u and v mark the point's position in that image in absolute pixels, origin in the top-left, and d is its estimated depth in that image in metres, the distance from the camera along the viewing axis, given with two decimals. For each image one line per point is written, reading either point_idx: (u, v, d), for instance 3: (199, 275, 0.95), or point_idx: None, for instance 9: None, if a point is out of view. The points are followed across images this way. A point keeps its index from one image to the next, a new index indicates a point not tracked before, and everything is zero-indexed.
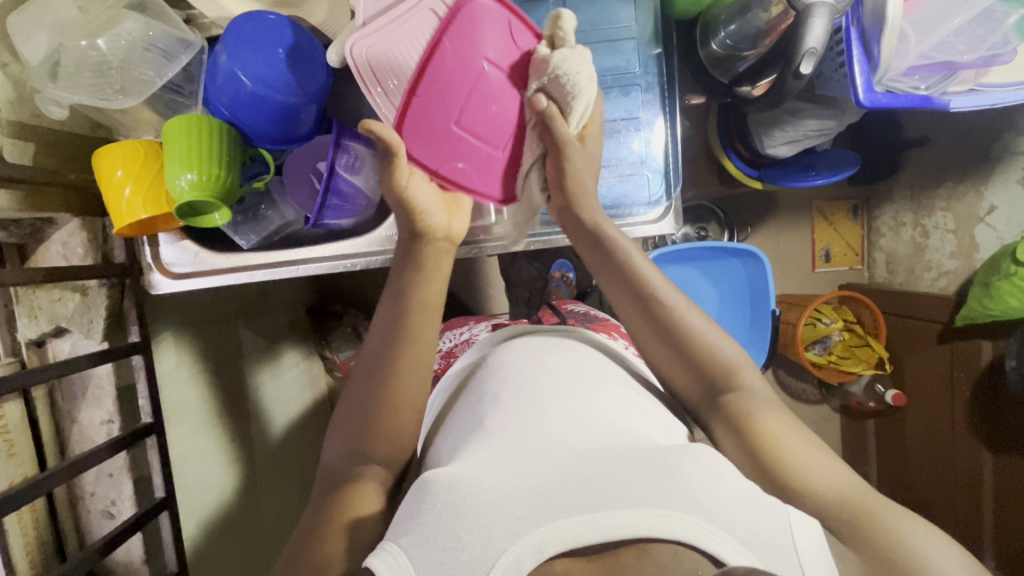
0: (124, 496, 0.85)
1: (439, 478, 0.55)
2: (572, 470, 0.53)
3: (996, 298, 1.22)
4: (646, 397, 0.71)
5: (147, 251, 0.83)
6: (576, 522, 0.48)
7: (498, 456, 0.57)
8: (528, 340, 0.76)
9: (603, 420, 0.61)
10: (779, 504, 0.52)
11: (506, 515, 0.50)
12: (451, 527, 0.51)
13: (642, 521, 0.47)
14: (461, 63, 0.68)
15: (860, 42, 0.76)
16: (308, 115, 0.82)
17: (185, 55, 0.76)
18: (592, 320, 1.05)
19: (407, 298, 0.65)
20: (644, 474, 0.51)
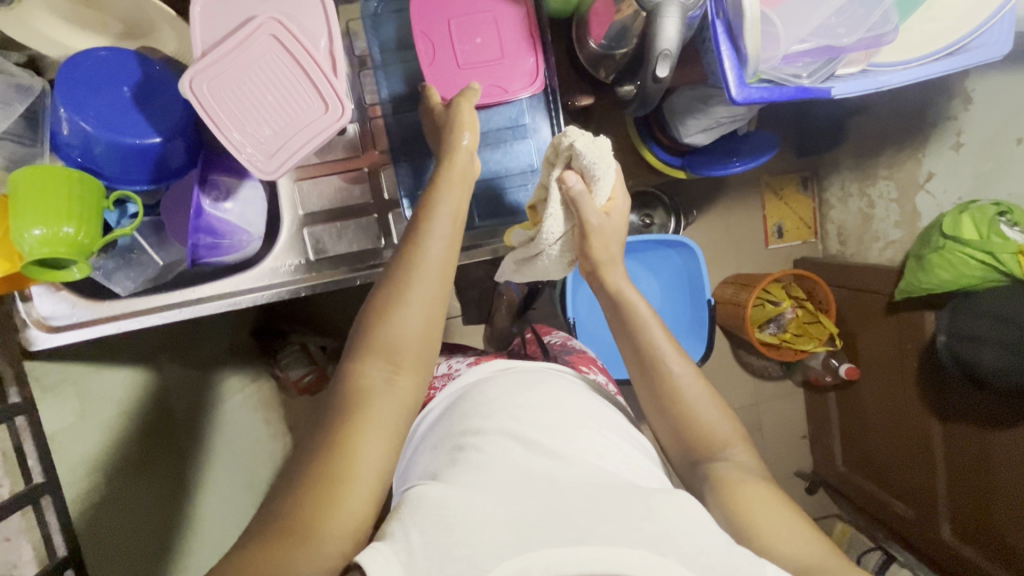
0: (25, 558, 0.82)
1: (429, 495, 0.54)
2: (560, 503, 0.53)
3: (928, 271, 1.18)
4: (630, 431, 0.71)
5: (19, 305, 0.80)
6: (560, 553, 0.48)
7: (490, 477, 0.57)
8: (517, 369, 0.75)
9: (592, 455, 0.61)
10: (755, 561, 0.53)
11: (494, 538, 0.49)
12: (438, 542, 0.49)
13: (623, 557, 0.48)
14: (481, 7, 0.82)
15: (727, 35, 0.68)
16: (174, 151, 0.77)
17: (20, 103, 0.72)
18: (570, 351, 1.03)
19: (411, 255, 0.63)
20: (628, 513, 0.52)
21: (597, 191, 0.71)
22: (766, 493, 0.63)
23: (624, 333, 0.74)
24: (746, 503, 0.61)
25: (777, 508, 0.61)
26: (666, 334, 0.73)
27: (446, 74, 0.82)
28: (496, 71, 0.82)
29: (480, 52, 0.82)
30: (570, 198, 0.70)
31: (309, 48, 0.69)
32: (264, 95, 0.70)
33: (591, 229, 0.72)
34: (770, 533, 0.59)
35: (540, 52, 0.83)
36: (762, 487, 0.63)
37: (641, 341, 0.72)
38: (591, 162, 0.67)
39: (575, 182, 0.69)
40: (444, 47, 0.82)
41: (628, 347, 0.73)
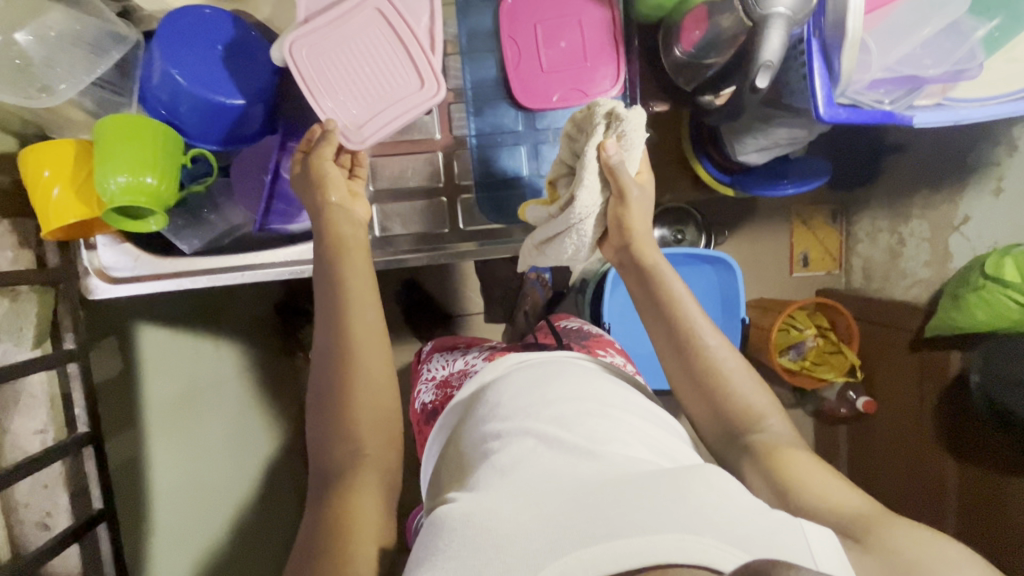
0: (60, 507, 0.81)
1: (454, 513, 0.53)
2: (587, 498, 0.51)
3: (964, 310, 1.20)
4: (653, 416, 0.70)
5: (83, 254, 0.80)
6: (596, 550, 0.46)
7: (514, 484, 0.55)
8: (524, 364, 0.73)
9: (614, 447, 0.59)
10: (795, 523, 0.53)
11: (524, 547, 0.48)
12: (468, 562, 0.48)
13: (659, 544, 0.46)
14: (566, 9, 0.82)
15: (821, 54, 0.70)
16: (254, 114, 0.79)
17: (116, 50, 0.72)
18: (585, 336, 1.02)
19: (343, 287, 0.65)
20: (657, 500, 0.50)
21: (629, 165, 0.71)
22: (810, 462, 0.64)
23: (655, 310, 0.75)
24: (792, 470, 0.64)
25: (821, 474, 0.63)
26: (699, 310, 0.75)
27: (528, 77, 0.83)
28: (578, 77, 0.83)
29: (564, 58, 0.83)
30: (608, 168, 0.69)
31: (407, 24, 0.70)
32: (362, 65, 0.71)
33: (626, 202, 0.73)
34: (813, 495, 0.61)
35: (621, 46, 0.83)
36: (807, 458, 0.65)
37: (675, 319, 0.73)
38: (628, 130, 0.67)
39: (612, 152, 0.68)
40: (528, 50, 0.83)
41: (661, 326, 0.74)
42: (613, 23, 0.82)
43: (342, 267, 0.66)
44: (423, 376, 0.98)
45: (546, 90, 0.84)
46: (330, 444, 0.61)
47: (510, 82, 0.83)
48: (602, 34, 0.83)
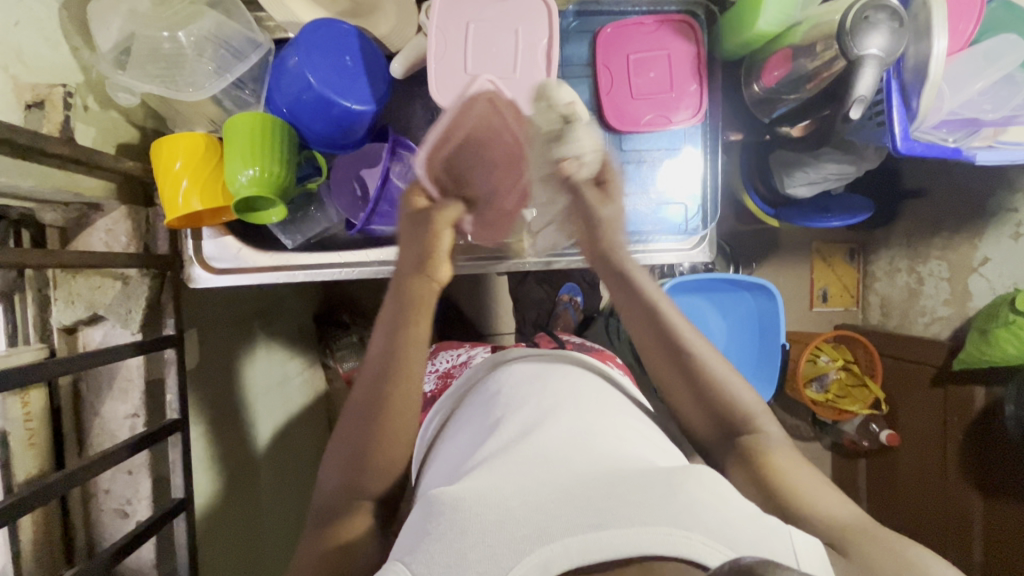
0: (141, 495, 0.83)
1: (443, 497, 0.52)
2: (577, 491, 0.50)
3: (993, 344, 1.27)
4: (645, 423, 0.71)
5: (189, 244, 0.82)
6: (581, 539, 0.45)
7: (504, 472, 0.54)
8: (532, 368, 0.75)
9: (605, 445, 0.59)
10: (781, 526, 0.52)
11: (511, 533, 0.47)
12: (453, 546, 0.47)
13: (646, 537, 0.45)
14: (656, 42, 0.90)
15: (900, 94, 0.78)
16: (368, 122, 0.83)
17: (255, 54, 0.77)
18: (590, 350, 1.06)
19: (401, 331, 0.69)
20: (648, 495, 0.49)
21: None
22: (817, 482, 0.66)
23: (645, 315, 0.75)
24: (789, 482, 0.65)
25: (806, 478, 0.65)
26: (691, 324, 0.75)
27: (620, 102, 0.90)
28: (667, 103, 0.90)
29: (653, 87, 0.90)
30: None
31: (527, 51, 0.77)
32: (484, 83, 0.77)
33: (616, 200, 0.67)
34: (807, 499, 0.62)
35: (704, 83, 0.90)
36: (807, 473, 0.67)
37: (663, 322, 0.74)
38: None
39: (558, 128, 0.71)
40: (620, 80, 0.90)
41: (645, 329, 0.75)
42: (700, 57, 0.90)
43: (400, 311, 0.70)
44: (428, 368, 1.01)
45: (635, 113, 0.90)
46: (372, 449, 0.66)
47: (602, 107, 0.90)
48: (690, 65, 0.90)
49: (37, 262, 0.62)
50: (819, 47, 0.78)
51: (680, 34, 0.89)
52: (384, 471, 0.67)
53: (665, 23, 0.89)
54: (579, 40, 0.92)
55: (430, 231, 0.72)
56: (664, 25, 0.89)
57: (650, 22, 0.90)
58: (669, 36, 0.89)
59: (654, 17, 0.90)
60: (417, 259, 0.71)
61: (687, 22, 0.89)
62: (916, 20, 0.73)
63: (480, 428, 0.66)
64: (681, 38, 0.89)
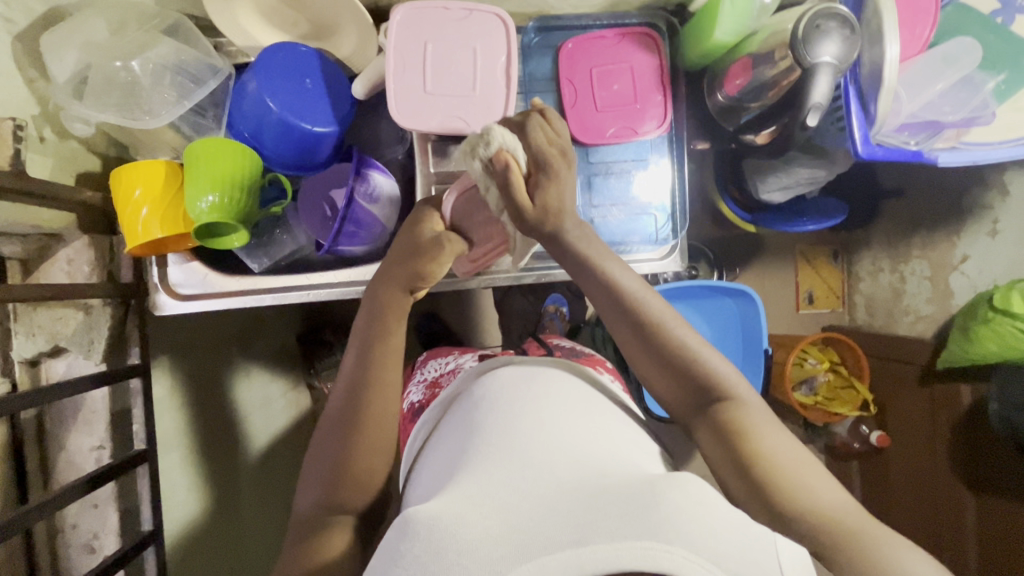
0: (109, 529, 0.81)
1: (419, 515, 0.50)
2: (559, 505, 0.49)
3: (975, 342, 1.27)
4: (630, 428, 0.70)
5: (154, 271, 0.82)
6: (561, 558, 0.43)
7: (482, 486, 0.52)
8: (514, 369, 0.73)
9: (590, 454, 0.57)
10: (768, 534, 0.50)
11: (488, 554, 0.44)
12: (428, 568, 0.45)
13: (625, 553, 0.43)
14: (618, 55, 0.90)
15: (858, 99, 0.80)
16: (332, 143, 0.83)
17: (213, 80, 0.77)
18: (579, 355, 1.04)
19: (376, 339, 0.68)
20: (629, 508, 0.47)
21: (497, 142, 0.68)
22: (788, 449, 0.64)
23: (590, 273, 0.70)
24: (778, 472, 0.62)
25: (791, 458, 0.63)
26: (643, 285, 0.72)
27: (584, 115, 0.90)
28: (632, 115, 0.90)
29: (617, 99, 0.90)
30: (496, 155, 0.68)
31: (487, 70, 0.78)
32: (443, 102, 0.78)
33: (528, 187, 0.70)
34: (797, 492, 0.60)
35: (669, 93, 0.90)
36: (784, 441, 0.65)
37: (619, 292, 0.69)
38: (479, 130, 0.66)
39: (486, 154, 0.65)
40: (584, 93, 0.90)
41: (596, 289, 0.70)
42: (663, 69, 0.90)
43: (376, 321, 0.69)
44: (416, 377, 0.99)
45: (600, 125, 0.90)
46: (349, 461, 0.64)
47: (567, 121, 0.90)
48: (652, 77, 0.90)
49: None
50: (778, 54, 0.78)
51: (641, 46, 0.90)
52: (363, 484, 0.64)
53: (626, 36, 0.90)
54: (541, 55, 0.92)
55: (432, 254, 0.67)
56: (625, 38, 0.90)
57: (612, 35, 0.90)
58: (630, 48, 0.90)
59: (615, 31, 0.90)
60: (406, 273, 0.68)
61: (647, 34, 0.90)
62: (868, 27, 0.74)
63: (461, 438, 0.63)
64: (642, 50, 0.90)
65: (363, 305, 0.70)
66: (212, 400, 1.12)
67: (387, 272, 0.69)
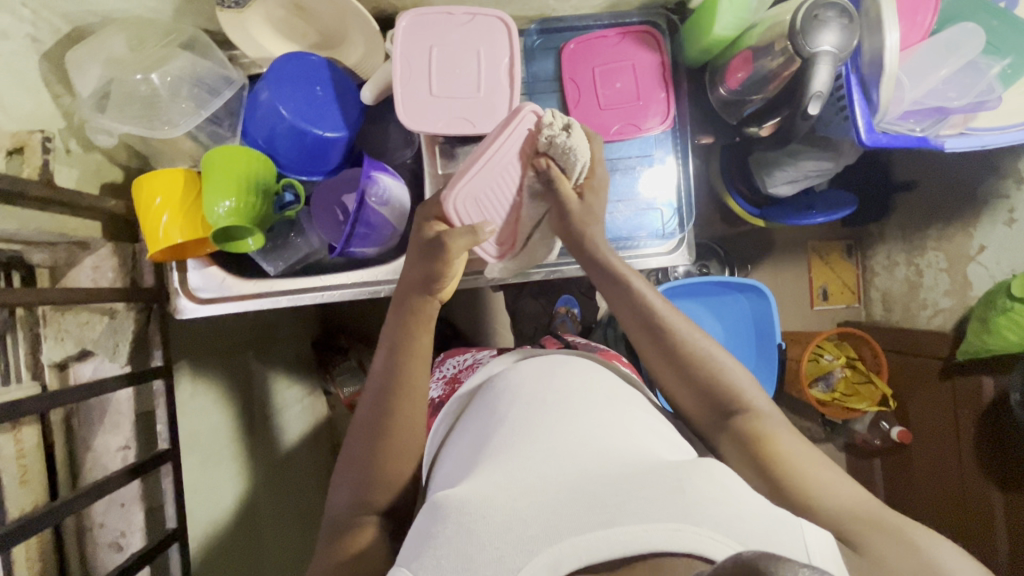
0: (135, 526, 0.84)
1: (449, 499, 0.51)
2: (585, 488, 0.49)
3: (994, 333, 1.25)
4: (654, 416, 0.68)
5: (175, 276, 0.84)
6: (591, 539, 0.44)
7: (508, 471, 0.53)
8: (535, 361, 0.73)
9: (614, 439, 0.57)
10: (791, 518, 0.49)
11: (519, 535, 0.46)
12: (461, 550, 0.46)
13: (655, 532, 0.44)
14: (619, 54, 0.92)
15: (860, 88, 0.80)
16: (342, 148, 0.85)
17: (228, 91, 0.81)
18: (595, 350, 1.05)
19: (402, 345, 0.69)
20: (655, 490, 0.48)
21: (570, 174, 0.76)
22: (805, 450, 0.63)
23: (617, 294, 0.75)
24: (783, 458, 0.62)
25: (809, 457, 0.62)
26: (667, 303, 0.74)
27: (587, 113, 0.92)
28: (635, 112, 0.91)
29: (620, 97, 0.92)
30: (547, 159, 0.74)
31: (490, 71, 0.80)
32: (450, 104, 0.80)
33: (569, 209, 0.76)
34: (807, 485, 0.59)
35: (672, 90, 0.92)
36: (802, 447, 0.64)
37: (644, 309, 0.73)
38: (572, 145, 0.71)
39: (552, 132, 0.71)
40: (587, 92, 0.92)
41: (625, 310, 0.74)
42: (664, 66, 0.91)
43: (402, 325, 0.70)
44: (436, 374, 1.01)
45: (604, 123, 0.91)
46: (380, 464, 0.65)
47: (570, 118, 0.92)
48: (654, 74, 0.91)
49: (26, 300, 0.65)
50: (777, 46, 0.79)
51: (643, 44, 0.92)
52: (392, 486, 0.65)
53: (627, 35, 0.91)
54: (545, 57, 0.94)
55: (445, 256, 0.67)
56: (626, 37, 0.92)
57: (613, 35, 0.92)
58: (631, 46, 0.92)
59: (616, 30, 0.92)
60: (425, 278, 0.69)
61: (648, 32, 0.91)
62: (867, 16, 0.74)
63: (484, 427, 0.64)
64: (644, 48, 0.91)
65: (391, 306, 0.72)
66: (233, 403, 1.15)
67: (407, 278, 0.71)
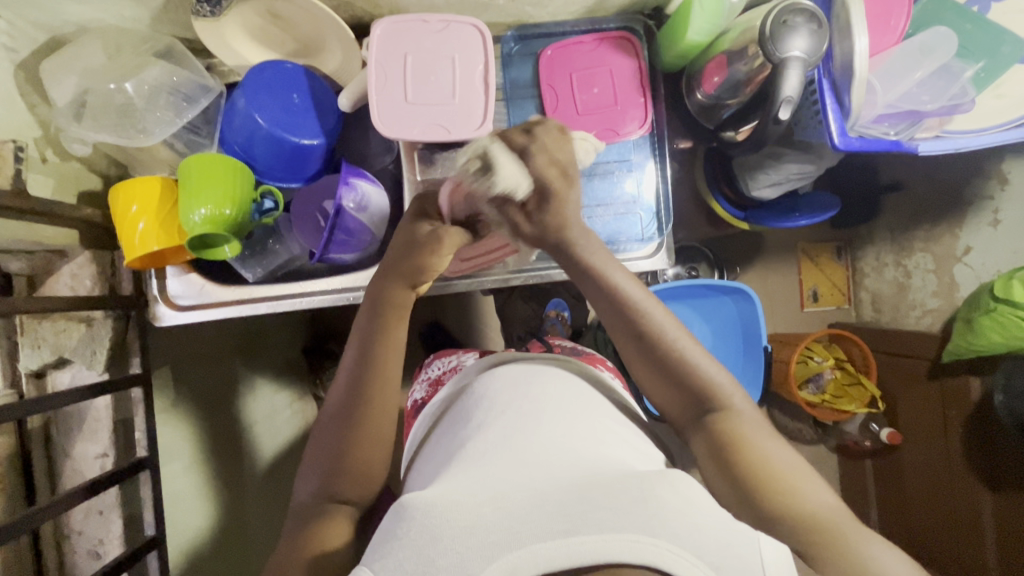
0: (113, 534, 0.84)
1: (415, 501, 0.50)
2: (550, 496, 0.49)
3: (979, 333, 1.25)
4: (623, 424, 0.68)
5: (153, 283, 0.85)
6: (551, 546, 0.44)
7: (476, 480, 0.53)
8: (513, 367, 0.73)
9: (584, 450, 0.57)
10: (750, 530, 0.49)
11: (481, 539, 0.45)
12: (423, 552, 0.46)
13: (614, 544, 0.43)
14: (596, 58, 0.92)
15: (832, 92, 0.80)
16: (320, 154, 0.86)
17: (205, 99, 0.81)
18: (580, 353, 1.05)
19: (374, 342, 0.67)
20: (618, 501, 0.48)
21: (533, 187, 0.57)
22: (776, 451, 0.63)
23: (589, 281, 0.65)
24: (752, 462, 0.61)
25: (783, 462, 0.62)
26: (648, 293, 0.68)
27: (565, 118, 0.92)
28: (613, 116, 0.92)
29: (597, 102, 0.92)
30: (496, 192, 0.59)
31: (465, 78, 0.81)
32: (425, 111, 0.80)
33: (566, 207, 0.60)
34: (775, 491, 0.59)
35: (649, 94, 0.92)
36: (774, 444, 0.64)
37: (624, 306, 0.66)
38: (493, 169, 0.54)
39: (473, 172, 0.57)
40: (565, 97, 0.92)
41: (603, 305, 0.67)
42: (641, 70, 0.92)
43: (378, 320, 0.67)
44: (422, 375, 1.01)
45: (582, 128, 0.92)
46: (347, 455, 0.64)
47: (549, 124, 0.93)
48: (631, 78, 0.92)
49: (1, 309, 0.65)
50: (750, 51, 0.79)
51: (620, 49, 0.92)
52: (360, 479, 0.65)
53: (604, 40, 0.92)
54: (523, 62, 0.95)
55: (433, 248, 0.64)
56: (602, 42, 0.92)
57: (589, 41, 0.92)
58: (608, 51, 0.92)
59: (593, 35, 0.93)
60: (406, 268, 0.66)
61: (624, 37, 0.92)
62: (838, 21, 0.75)
63: (457, 435, 0.64)
64: (621, 53, 0.92)
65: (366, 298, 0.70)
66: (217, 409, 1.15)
67: (384, 270, 0.68)
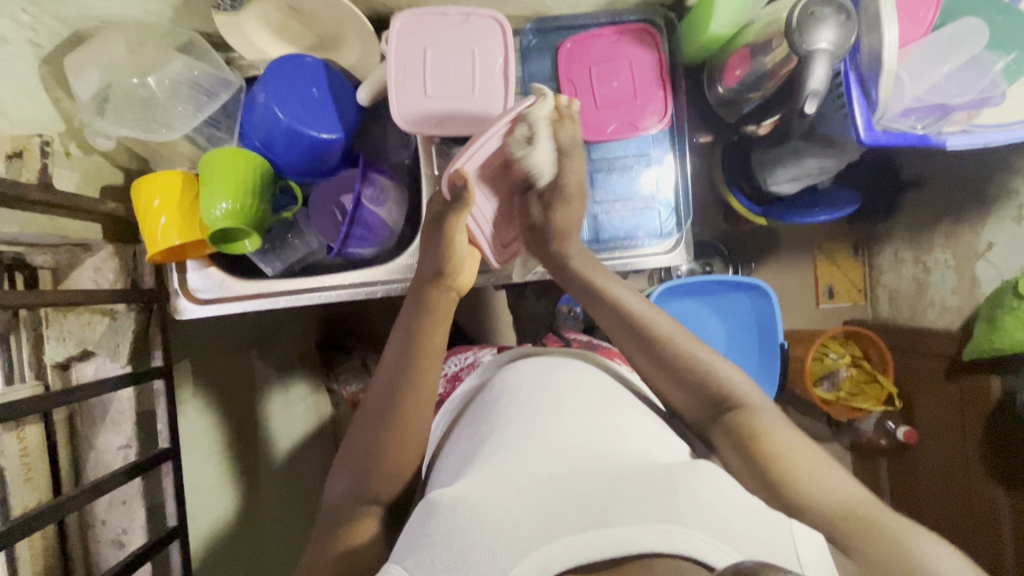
0: (135, 524, 0.85)
1: (443, 499, 0.51)
2: (578, 489, 0.49)
3: (1000, 332, 1.23)
4: (648, 417, 0.68)
5: (175, 277, 0.86)
6: (584, 539, 0.44)
7: (501, 473, 0.53)
8: (533, 361, 0.73)
9: (608, 441, 0.57)
10: (783, 521, 0.49)
11: (511, 534, 0.46)
12: (453, 548, 0.46)
13: (645, 535, 0.44)
14: (616, 52, 0.91)
15: (859, 87, 0.79)
16: (339, 149, 0.86)
17: (225, 93, 0.82)
18: (597, 347, 1.05)
19: (417, 338, 0.68)
20: (647, 492, 0.47)
21: None
22: (801, 446, 0.62)
23: (593, 298, 0.75)
24: (777, 457, 0.61)
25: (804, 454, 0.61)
26: (647, 304, 0.73)
27: (584, 112, 0.91)
28: (633, 110, 0.91)
29: (617, 96, 0.91)
30: None
31: (485, 71, 0.80)
32: (445, 105, 0.80)
33: None
34: (803, 487, 0.58)
35: (669, 88, 0.91)
36: (799, 442, 0.63)
37: (625, 316, 0.72)
38: None
39: None
40: (584, 91, 0.92)
41: (606, 316, 0.73)
42: (662, 62, 0.91)
43: (418, 318, 0.70)
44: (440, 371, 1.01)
45: (601, 123, 0.91)
46: (381, 456, 0.64)
47: None
48: (652, 71, 0.91)
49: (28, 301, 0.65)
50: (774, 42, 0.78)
51: (640, 42, 0.91)
52: (390, 475, 0.64)
53: (624, 33, 0.91)
54: (541, 55, 0.94)
55: (445, 237, 0.70)
56: (622, 35, 0.91)
57: (609, 33, 0.91)
58: (629, 44, 0.91)
59: (612, 28, 0.91)
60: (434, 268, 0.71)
61: (644, 30, 0.91)
62: (864, 13, 0.74)
63: (479, 428, 0.64)
64: (641, 46, 0.91)
65: (407, 296, 0.73)
66: (233, 402, 1.16)
67: (422, 269, 0.73)
